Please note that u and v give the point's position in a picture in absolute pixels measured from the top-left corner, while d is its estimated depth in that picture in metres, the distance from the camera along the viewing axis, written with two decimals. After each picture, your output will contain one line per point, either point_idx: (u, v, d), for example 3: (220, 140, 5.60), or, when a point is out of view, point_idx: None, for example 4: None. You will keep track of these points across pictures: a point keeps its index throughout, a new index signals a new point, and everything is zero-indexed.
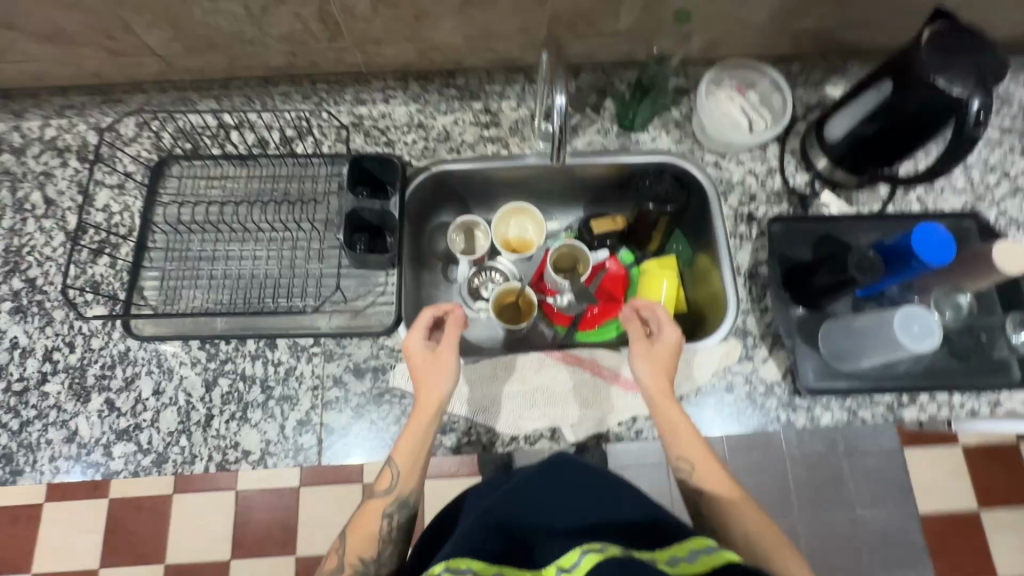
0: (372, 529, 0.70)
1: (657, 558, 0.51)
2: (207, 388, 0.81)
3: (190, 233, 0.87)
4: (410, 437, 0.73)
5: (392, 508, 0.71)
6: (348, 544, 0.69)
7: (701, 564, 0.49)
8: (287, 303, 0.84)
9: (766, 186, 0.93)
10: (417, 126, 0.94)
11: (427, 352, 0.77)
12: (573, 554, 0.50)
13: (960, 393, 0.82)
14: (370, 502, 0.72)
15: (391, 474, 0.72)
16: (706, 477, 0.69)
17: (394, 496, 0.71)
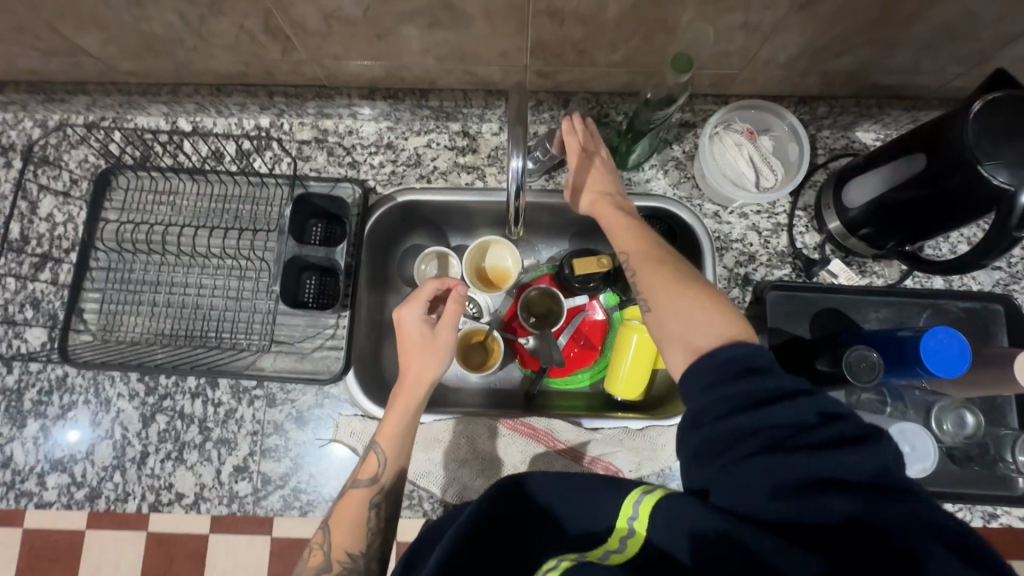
0: (357, 522, 0.64)
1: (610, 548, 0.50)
2: (144, 424, 0.77)
3: (133, 254, 0.81)
4: (399, 417, 0.69)
5: (380, 497, 0.66)
6: (332, 539, 0.64)
7: (644, 512, 0.50)
8: (230, 341, 0.78)
9: (769, 245, 0.83)
10: (386, 146, 0.85)
11: (424, 328, 0.72)
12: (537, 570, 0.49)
13: (953, 503, 0.74)
14: (352, 493, 0.67)
15: (379, 459, 0.67)
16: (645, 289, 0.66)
17: (383, 485, 0.66)
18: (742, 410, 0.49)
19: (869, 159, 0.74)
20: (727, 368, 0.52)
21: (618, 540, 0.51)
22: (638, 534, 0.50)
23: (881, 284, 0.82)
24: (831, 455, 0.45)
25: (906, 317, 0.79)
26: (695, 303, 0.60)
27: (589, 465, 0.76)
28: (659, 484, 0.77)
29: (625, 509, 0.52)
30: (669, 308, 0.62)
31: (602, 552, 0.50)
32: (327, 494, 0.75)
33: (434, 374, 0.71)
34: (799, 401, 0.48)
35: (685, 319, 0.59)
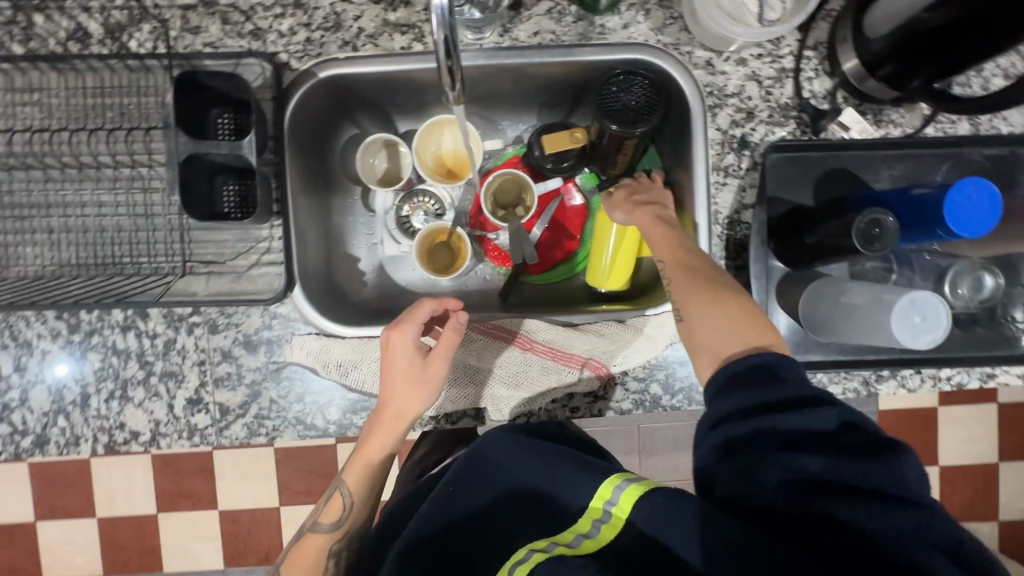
0: (315, 565, 0.64)
1: (580, 532, 0.48)
2: (76, 364, 0.70)
3: (6, 169, 0.67)
4: (373, 455, 0.64)
5: (339, 545, 0.64)
6: None
7: (626, 499, 0.47)
8: (151, 265, 0.68)
9: (770, 98, 0.70)
10: (294, 6, 0.67)
11: (414, 358, 0.63)
12: (503, 572, 0.47)
13: (953, 368, 0.71)
14: (312, 535, 0.64)
15: (344, 501, 0.64)
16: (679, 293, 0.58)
17: (343, 532, 0.64)
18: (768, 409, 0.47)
19: None
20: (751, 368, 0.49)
21: (591, 521, 0.49)
22: (615, 518, 0.47)
23: (897, 135, 0.70)
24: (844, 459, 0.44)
25: (924, 171, 0.69)
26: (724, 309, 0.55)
27: (566, 363, 0.69)
28: (645, 375, 0.71)
29: (602, 492, 0.49)
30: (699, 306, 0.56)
31: (574, 536, 0.48)
32: (292, 419, 0.70)
33: (417, 412, 0.63)
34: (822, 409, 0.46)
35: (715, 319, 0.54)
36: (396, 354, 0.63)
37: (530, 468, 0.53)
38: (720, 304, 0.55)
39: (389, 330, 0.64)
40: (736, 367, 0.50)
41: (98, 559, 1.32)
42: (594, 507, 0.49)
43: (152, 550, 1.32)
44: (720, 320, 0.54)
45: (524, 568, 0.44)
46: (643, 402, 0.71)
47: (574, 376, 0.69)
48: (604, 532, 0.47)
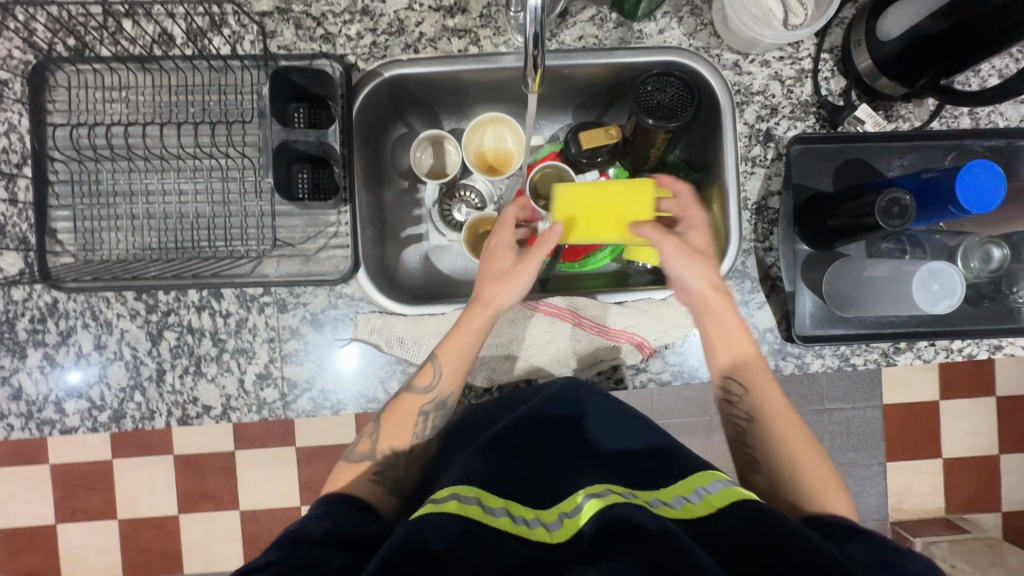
0: (408, 420, 0.67)
1: (660, 500, 0.52)
2: (153, 342, 0.74)
3: (95, 160, 0.72)
4: (463, 338, 0.68)
5: (430, 407, 0.68)
6: (381, 432, 0.67)
7: (725, 494, 0.51)
8: (227, 248, 0.73)
9: (792, 96, 0.77)
10: (362, 13, 0.74)
11: (508, 253, 0.72)
12: (574, 500, 0.53)
13: (963, 340, 0.77)
14: (406, 396, 0.68)
15: (435, 370, 0.67)
16: (751, 378, 0.67)
17: (436, 396, 0.67)
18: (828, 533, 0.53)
19: None
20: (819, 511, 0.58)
21: (672, 496, 0.53)
22: (701, 501, 0.51)
23: (906, 129, 0.77)
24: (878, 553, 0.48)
25: (931, 160, 0.77)
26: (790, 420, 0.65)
27: (612, 338, 0.75)
28: (684, 348, 0.77)
29: (699, 480, 0.54)
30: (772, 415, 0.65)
31: (653, 500, 0.52)
32: (356, 393, 0.75)
33: (507, 303, 0.69)
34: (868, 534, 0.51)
35: (785, 424, 0.65)
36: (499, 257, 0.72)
37: (624, 419, 0.65)
38: (799, 441, 0.64)
39: (491, 235, 0.75)
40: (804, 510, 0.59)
41: (127, 556, 1.33)
42: (683, 488, 0.54)
43: (180, 545, 1.33)
44: (804, 460, 0.62)
45: (600, 501, 0.49)
46: (681, 373, 0.77)
47: (619, 349, 0.75)
48: (684, 510, 0.50)
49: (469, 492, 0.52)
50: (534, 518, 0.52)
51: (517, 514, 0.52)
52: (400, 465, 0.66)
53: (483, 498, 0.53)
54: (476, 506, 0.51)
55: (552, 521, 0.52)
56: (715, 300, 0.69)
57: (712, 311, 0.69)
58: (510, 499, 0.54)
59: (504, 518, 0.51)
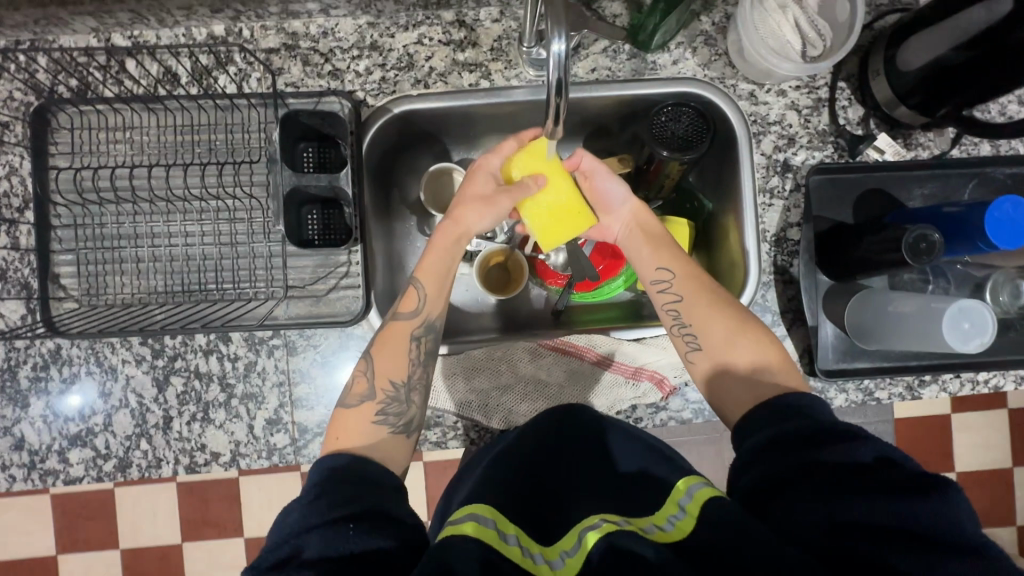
0: (400, 349, 0.63)
1: (655, 522, 0.48)
2: (160, 388, 0.72)
3: (99, 203, 0.70)
4: (439, 257, 0.66)
5: (421, 330, 0.64)
6: (375, 366, 0.62)
7: (703, 494, 0.48)
8: (235, 290, 0.71)
9: (809, 125, 0.76)
10: (371, 48, 0.73)
11: (489, 180, 0.69)
12: (574, 535, 0.49)
13: (989, 372, 0.76)
14: (394, 323, 0.65)
15: (418, 294, 0.65)
16: (692, 314, 0.64)
17: (428, 318, 0.65)
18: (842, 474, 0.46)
19: (929, 14, 0.66)
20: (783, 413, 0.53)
21: (665, 518, 0.48)
22: (688, 516, 0.47)
23: (926, 157, 0.76)
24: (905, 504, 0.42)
25: (952, 189, 0.75)
26: (747, 348, 0.61)
27: (632, 376, 0.74)
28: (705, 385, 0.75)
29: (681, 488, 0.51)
30: (724, 345, 0.61)
31: (648, 524, 0.48)
32: None
33: (480, 230, 0.68)
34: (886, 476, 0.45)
35: (744, 358, 0.60)
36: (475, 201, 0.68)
37: (629, 441, 0.64)
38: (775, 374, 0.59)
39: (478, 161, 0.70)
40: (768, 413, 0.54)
41: None
42: (671, 505, 0.50)
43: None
44: (750, 359, 0.60)
45: (595, 533, 0.46)
46: (702, 412, 0.75)
47: (639, 387, 0.73)
48: (679, 527, 0.46)
49: (484, 513, 0.49)
50: (539, 554, 0.48)
51: (527, 545, 0.48)
52: (398, 398, 0.61)
53: (500, 523, 0.49)
54: (495, 531, 0.47)
55: (556, 560, 0.47)
56: (640, 230, 0.71)
57: (646, 229, 0.72)
58: (521, 528, 0.50)
59: (516, 549, 0.46)
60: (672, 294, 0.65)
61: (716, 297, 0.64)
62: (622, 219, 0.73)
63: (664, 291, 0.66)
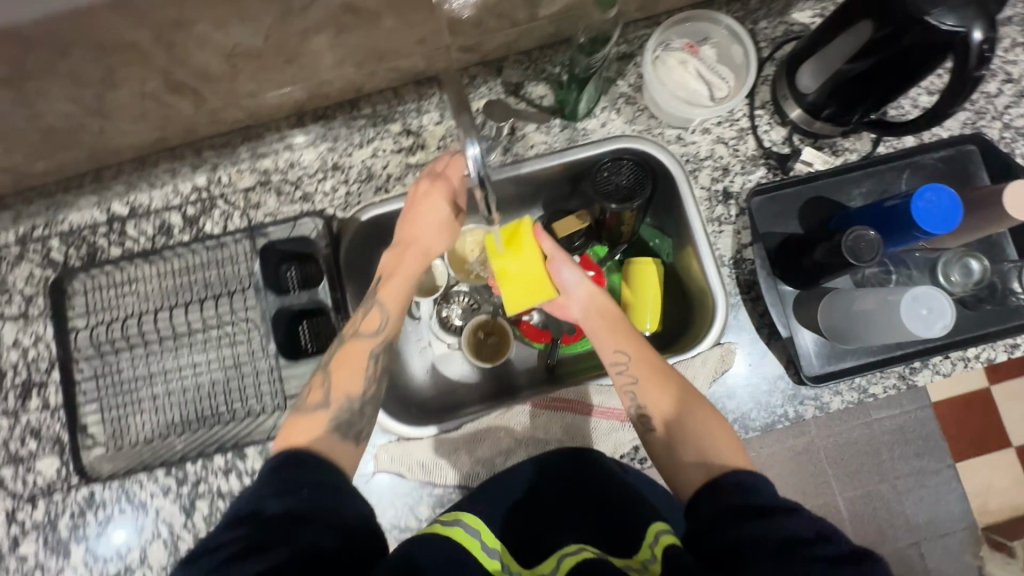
0: (357, 367, 0.68)
1: (636, 563, 0.54)
2: (188, 513, 0.76)
3: (115, 353, 0.78)
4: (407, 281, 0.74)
5: (380, 348, 0.70)
6: (331, 377, 0.67)
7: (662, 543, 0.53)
8: (245, 408, 0.77)
9: (738, 153, 0.82)
10: (333, 169, 0.82)
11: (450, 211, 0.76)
12: (551, 561, 0.57)
13: (976, 346, 0.77)
14: (353, 343, 0.69)
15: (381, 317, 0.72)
16: (648, 398, 0.66)
17: (334, 404, 0.65)
18: (751, 515, 0.47)
19: (810, 44, 0.73)
20: (725, 483, 0.52)
21: (641, 560, 0.54)
22: (656, 558, 0.52)
23: (855, 159, 0.81)
24: (811, 536, 0.45)
25: (888, 183, 0.80)
26: (702, 426, 0.62)
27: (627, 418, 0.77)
28: None
29: (651, 535, 0.56)
30: (677, 428, 0.62)
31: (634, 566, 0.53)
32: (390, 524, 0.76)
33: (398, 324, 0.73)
34: (794, 517, 0.46)
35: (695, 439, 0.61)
36: (395, 282, 0.74)
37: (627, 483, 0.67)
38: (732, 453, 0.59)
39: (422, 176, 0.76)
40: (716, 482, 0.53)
41: None
42: (645, 548, 0.55)
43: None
44: (699, 433, 0.61)
45: (575, 558, 0.55)
46: None
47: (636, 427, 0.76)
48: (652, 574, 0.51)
49: (474, 525, 0.60)
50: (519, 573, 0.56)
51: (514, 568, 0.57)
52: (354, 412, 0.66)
53: (485, 538, 0.59)
54: (477, 541, 0.58)
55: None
56: (596, 315, 0.75)
57: (603, 314, 0.74)
58: (506, 543, 0.59)
59: (498, 563, 0.56)
60: (627, 364, 0.68)
61: (667, 378, 0.67)
62: (579, 302, 0.77)
63: (621, 373, 0.68)
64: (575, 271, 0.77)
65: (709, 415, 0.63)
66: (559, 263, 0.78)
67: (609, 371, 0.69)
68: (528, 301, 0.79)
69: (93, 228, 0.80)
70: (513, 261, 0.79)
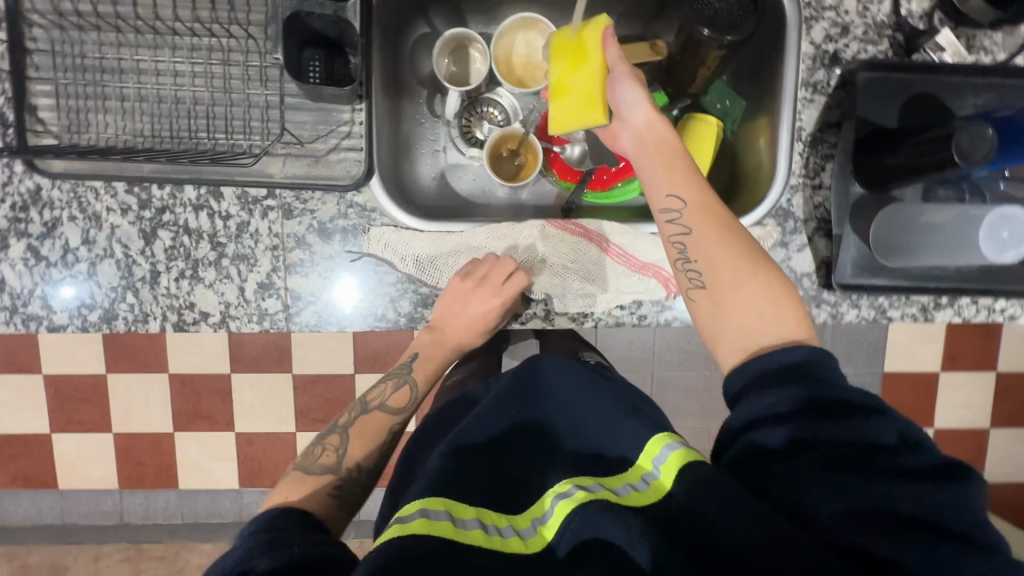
0: (376, 436, 0.68)
1: (609, 486, 0.50)
2: (147, 241, 0.69)
3: (79, 29, 0.64)
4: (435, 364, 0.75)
5: (399, 426, 0.70)
6: (349, 449, 0.65)
7: (676, 457, 0.49)
8: (228, 142, 0.66)
9: (866, 15, 0.69)
10: None
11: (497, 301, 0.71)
12: (546, 500, 0.51)
13: (1008, 299, 0.73)
14: (376, 414, 0.69)
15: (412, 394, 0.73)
16: (700, 252, 0.59)
17: (405, 416, 0.71)
18: (830, 446, 0.47)
19: None
20: (779, 368, 0.51)
21: (642, 474, 0.51)
22: (663, 474, 0.49)
23: (987, 62, 0.69)
24: (907, 482, 0.44)
25: (1009, 101, 0.69)
26: (762, 288, 0.57)
27: (640, 271, 0.71)
28: None
29: (651, 449, 0.52)
30: (730, 286, 0.57)
31: (621, 485, 0.50)
32: (365, 312, 0.70)
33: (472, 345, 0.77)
34: (875, 422, 0.47)
35: (748, 304, 0.56)
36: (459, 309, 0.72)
37: (591, 401, 0.59)
38: (789, 316, 0.55)
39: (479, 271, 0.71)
40: (772, 364, 0.52)
41: (115, 470, 1.28)
42: (634, 475, 0.51)
43: (171, 465, 1.29)
44: (753, 300, 0.56)
45: (569, 502, 0.47)
46: None
47: (645, 282, 0.70)
48: (654, 489, 0.48)
49: (438, 506, 0.47)
50: (507, 527, 0.49)
51: (490, 524, 0.48)
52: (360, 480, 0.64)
53: (455, 511, 0.48)
54: (448, 521, 0.46)
55: (527, 527, 0.49)
56: (651, 149, 0.64)
57: (658, 148, 0.64)
58: (481, 507, 0.50)
59: (477, 533, 0.46)
60: (682, 211, 0.60)
61: (727, 230, 0.59)
62: (632, 131, 0.65)
63: (673, 223, 0.60)
64: (635, 92, 0.64)
65: (771, 269, 0.58)
66: (617, 82, 0.65)
67: (656, 218, 0.62)
68: (575, 121, 0.67)
69: None
70: (574, 71, 0.67)
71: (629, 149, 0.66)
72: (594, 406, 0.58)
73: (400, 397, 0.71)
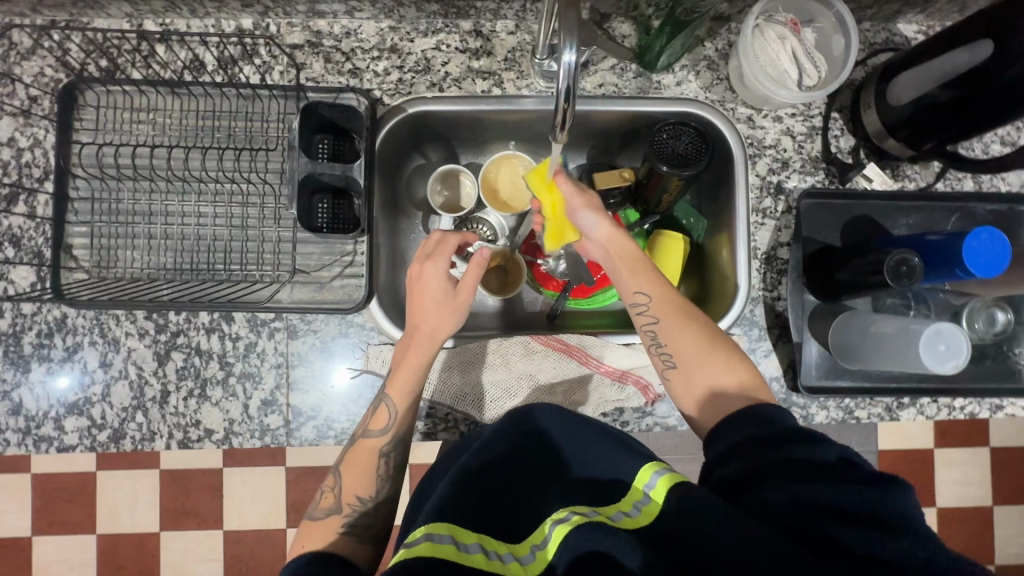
0: (368, 468, 0.65)
1: (604, 513, 0.48)
2: (160, 362, 0.74)
3: (116, 179, 0.73)
4: (411, 371, 0.68)
5: (390, 446, 0.66)
6: (343, 483, 0.65)
7: (664, 481, 0.48)
8: (242, 271, 0.74)
9: (802, 151, 0.80)
10: (390, 50, 0.76)
11: (445, 285, 0.70)
12: (545, 528, 0.48)
13: (965, 398, 0.78)
14: (364, 442, 0.67)
15: (390, 412, 0.67)
16: (669, 338, 0.65)
17: (393, 436, 0.66)
18: (794, 467, 0.48)
19: (914, 54, 0.70)
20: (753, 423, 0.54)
21: (633, 502, 0.49)
22: (654, 500, 0.47)
23: (911, 188, 0.79)
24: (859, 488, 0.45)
25: (935, 221, 0.78)
26: (725, 363, 0.62)
27: (623, 380, 0.76)
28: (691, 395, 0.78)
29: (643, 475, 0.50)
30: (697, 367, 0.63)
31: (615, 512, 0.48)
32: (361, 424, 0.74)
33: (447, 333, 0.70)
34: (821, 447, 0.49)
35: (715, 378, 0.62)
36: (425, 297, 0.70)
37: (594, 435, 0.56)
38: (754, 387, 0.60)
39: (423, 269, 0.71)
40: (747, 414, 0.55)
41: None
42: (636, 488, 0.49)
43: (154, 569, 1.25)
44: (721, 373, 0.62)
45: (565, 526, 0.46)
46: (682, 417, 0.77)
47: (624, 390, 0.75)
48: (645, 513, 0.47)
49: (442, 529, 0.47)
50: (508, 554, 0.48)
51: (492, 549, 0.48)
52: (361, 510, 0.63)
53: (458, 535, 0.47)
54: (452, 546, 0.46)
55: (527, 554, 0.48)
56: (617, 257, 0.71)
57: (620, 253, 0.72)
58: (484, 531, 0.49)
59: (479, 558, 0.46)
60: (648, 305, 0.67)
61: (689, 318, 0.66)
62: (599, 244, 0.73)
63: (641, 315, 0.68)
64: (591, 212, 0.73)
65: (727, 344, 0.64)
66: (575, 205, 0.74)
67: (631, 314, 0.69)
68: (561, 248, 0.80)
69: (123, 42, 0.74)
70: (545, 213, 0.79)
71: (601, 256, 0.74)
72: (594, 436, 0.56)
73: (378, 420, 0.67)
